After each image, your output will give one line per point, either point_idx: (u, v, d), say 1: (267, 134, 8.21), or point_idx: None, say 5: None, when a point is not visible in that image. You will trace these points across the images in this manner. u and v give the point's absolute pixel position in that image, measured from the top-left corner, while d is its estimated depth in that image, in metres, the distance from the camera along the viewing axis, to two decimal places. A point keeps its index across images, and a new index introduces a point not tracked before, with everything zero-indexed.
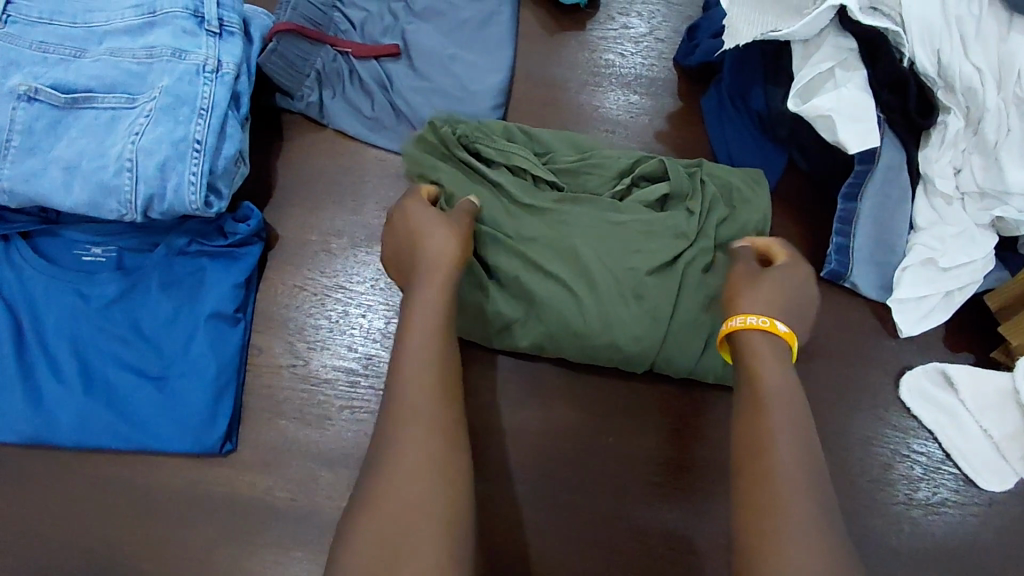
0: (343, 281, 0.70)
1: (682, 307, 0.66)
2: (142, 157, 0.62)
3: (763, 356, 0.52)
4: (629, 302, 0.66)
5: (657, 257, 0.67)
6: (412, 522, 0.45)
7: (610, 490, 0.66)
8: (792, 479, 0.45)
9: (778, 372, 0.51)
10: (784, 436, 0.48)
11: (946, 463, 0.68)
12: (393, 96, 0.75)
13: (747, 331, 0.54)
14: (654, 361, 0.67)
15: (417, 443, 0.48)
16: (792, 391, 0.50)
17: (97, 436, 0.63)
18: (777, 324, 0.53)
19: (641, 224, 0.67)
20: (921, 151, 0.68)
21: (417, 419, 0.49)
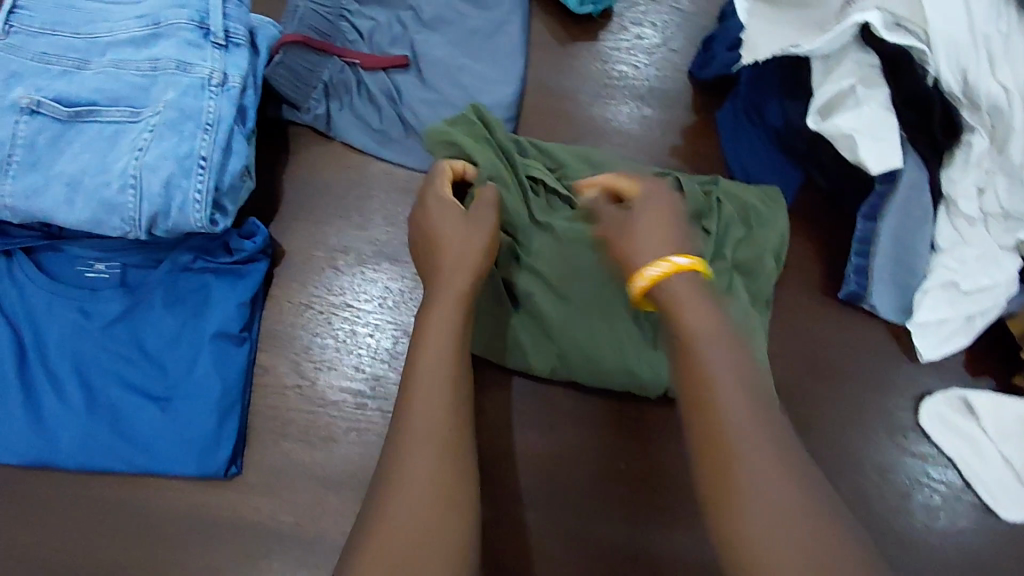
0: (350, 299, 0.69)
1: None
2: (146, 174, 0.61)
3: (691, 307, 0.48)
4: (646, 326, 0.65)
5: None
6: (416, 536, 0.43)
7: (622, 516, 0.64)
8: (746, 438, 0.41)
9: (703, 312, 0.47)
10: (731, 392, 0.43)
11: (966, 491, 0.67)
12: (402, 109, 0.74)
13: (657, 282, 0.50)
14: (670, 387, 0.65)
15: (420, 457, 0.47)
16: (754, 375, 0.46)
17: (99, 457, 0.62)
18: (676, 260, 0.51)
19: None
20: (944, 171, 0.67)
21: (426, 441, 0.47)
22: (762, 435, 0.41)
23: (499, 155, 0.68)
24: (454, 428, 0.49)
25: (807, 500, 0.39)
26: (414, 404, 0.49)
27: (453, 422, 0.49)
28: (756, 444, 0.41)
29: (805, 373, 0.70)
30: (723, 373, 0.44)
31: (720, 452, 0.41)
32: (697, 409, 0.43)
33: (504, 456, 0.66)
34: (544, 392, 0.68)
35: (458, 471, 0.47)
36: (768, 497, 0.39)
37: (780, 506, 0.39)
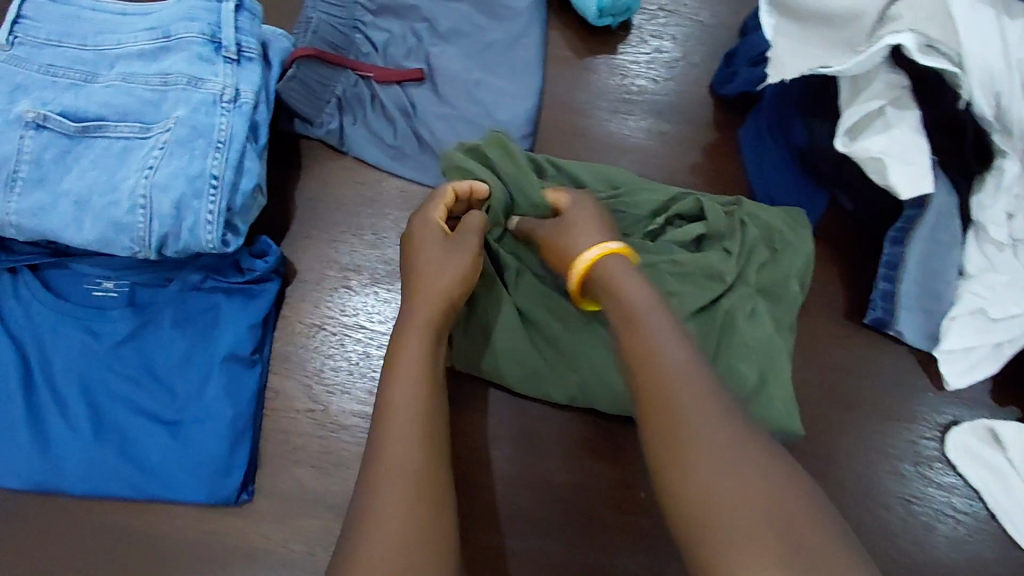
0: (363, 320, 0.67)
1: (721, 357, 0.63)
2: (156, 194, 0.59)
3: (635, 290, 0.50)
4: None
5: (692, 304, 0.64)
6: (393, 540, 0.43)
7: (640, 548, 0.62)
8: (694, 413, 0.41)
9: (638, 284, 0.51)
10: (679, 370, 0.44)
11: (991, 524, 0.65)
12: (417, 124, 0.72)
13: (596, 263, 0.55)
14: None
15: (401, 464, 0.46)
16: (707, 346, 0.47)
17: (106, 483, 0.60)
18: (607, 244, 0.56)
19: (676, 269, 0.65)
20: (973, 198, 0.65)
21: (413, 461, 0.47)
22: (713, 409, 0.42)
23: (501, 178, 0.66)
24: (430, 466, 0.47)
25: (758, 465, 0.39)
26: (396, 404, 0.49)
27: (427, 448, 0.48)
28: (707, 419, 0.41)
29: (827, 399, 0.68)
30: (670, 353, 0.45)
31: (671, 431, 0.41)
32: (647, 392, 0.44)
33: (520, 483, 0.64)
34: (561, 417, 0.66)
35: (430, 505, 0.46)
36: (724, 472, 0.39)
37: (733, 474, 0.39)
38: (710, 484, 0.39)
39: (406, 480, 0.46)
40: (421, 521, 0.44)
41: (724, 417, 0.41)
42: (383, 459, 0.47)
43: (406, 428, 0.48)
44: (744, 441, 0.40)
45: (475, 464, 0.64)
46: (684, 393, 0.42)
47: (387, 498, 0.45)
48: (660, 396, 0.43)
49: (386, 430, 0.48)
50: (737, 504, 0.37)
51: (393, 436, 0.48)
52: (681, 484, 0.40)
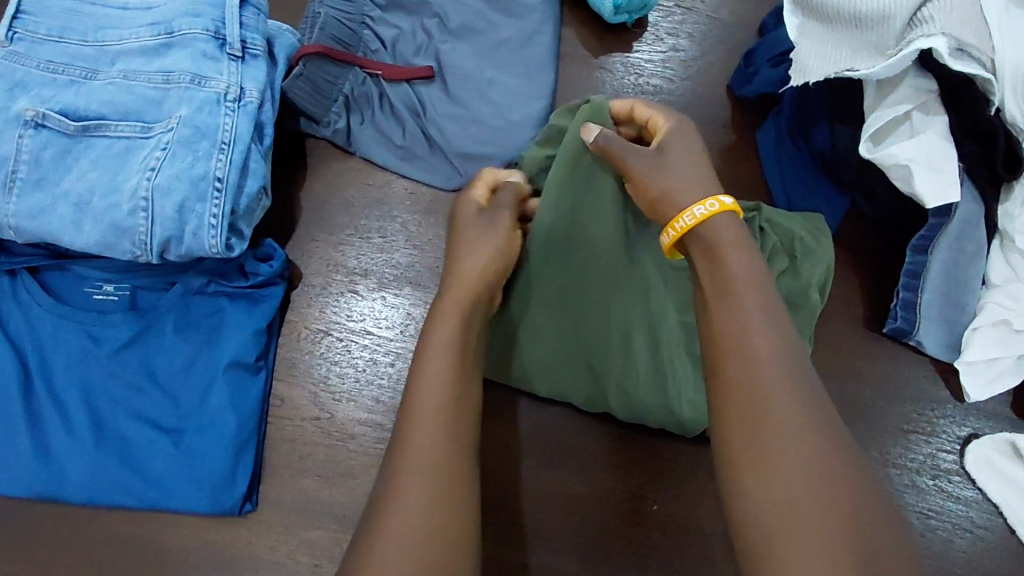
0: (370, 326, 0.66)
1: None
2: (159, 197, 0.58)
3: (738, 264, 0.47)
4: (688, 365, 0.61)
5: None
6: (415, 523, 0.43)
7: (651, 560, 0.61)
8: (780, 409, 0.41)
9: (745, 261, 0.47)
10: (772, 364, 0.42)
11: (1010, 540, 0.64)
12: (426, 123, 0.70)
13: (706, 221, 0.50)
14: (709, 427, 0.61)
15: (420, 448, 0.46)
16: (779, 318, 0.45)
17: (108, 492, 0.59)
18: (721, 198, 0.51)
19: None
20: (1001, 205, 0.63)
21: (436, 448, 0.46)
22: (796, 406, 0.41)
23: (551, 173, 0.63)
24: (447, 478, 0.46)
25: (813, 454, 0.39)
26: (422, 384, 0.49)
27: (445, 437, 0.47)
28: (791, 418, 0.40)
29: (844, 411, 0.67)
30: (762, 343, 0.43)
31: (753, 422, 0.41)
32: (734, 376, 0.43)
33: (532, 494, 0.62)
34: (574, 427, 0.64)
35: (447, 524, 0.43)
36: (794, 469, 0.39)
37: (792, 461, 0.39)
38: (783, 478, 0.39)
39: (427, 468, 0.45)
40: (443, 511, 0.44)
41: (804, 416, 0.40)
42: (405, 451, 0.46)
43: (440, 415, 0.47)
44: (822, 448, 0.39)
45: (484, 473, 0.63)
46: (774, 390, 0.41)
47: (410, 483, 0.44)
48: (750, 384, 0.42)
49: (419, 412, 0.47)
50: (796, 502, 0.38)
51: (422, 425, 0.47)
52: (752, 473, 0.40)
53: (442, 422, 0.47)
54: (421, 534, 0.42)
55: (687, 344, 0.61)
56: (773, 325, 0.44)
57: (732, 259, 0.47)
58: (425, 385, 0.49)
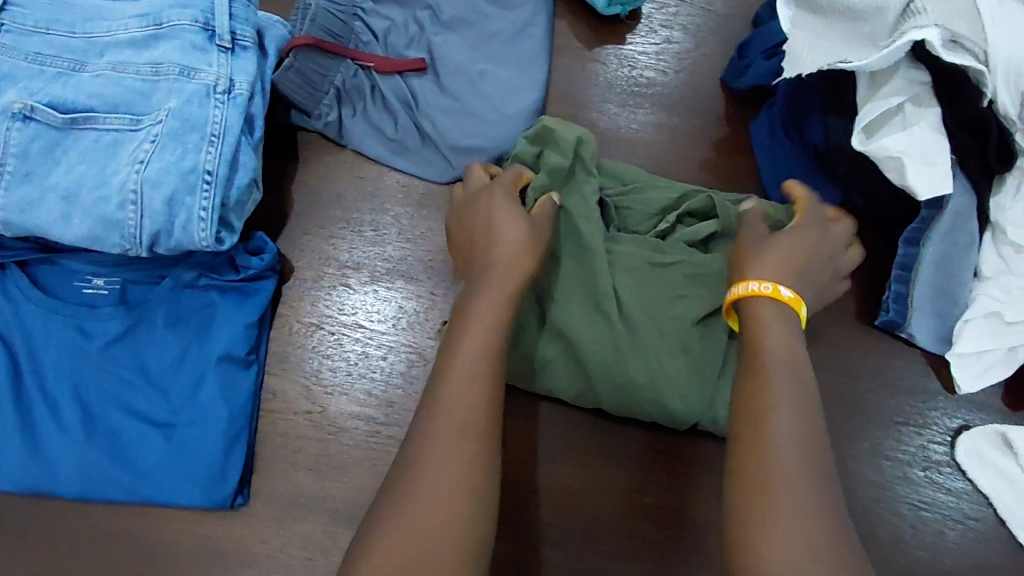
0: (362, 320, 0.66)
1: (730, 363, 0.62)
2: (148, 189, 0.57)
3: (774, 328, 0.50)
4: (680, 361, 0.61)
5: (704, 305, 0.62)
6: (439, 503, 0.45)
7: (643, 552, 0.61)
8: (791, 452, 0.44)
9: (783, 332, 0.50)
10: (791, 411, 0.46)
11: (1001, 532, 0.64)
12: (418, 116, 0.69)
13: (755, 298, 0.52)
14: (699, 420, 0.61)
15: (452, 427, 0.48)
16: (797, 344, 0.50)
17: (99, 486, 0.59)
18: (780, 290, 0.52)
19: (688, 267, 0.63)
20: (994, 197, 0.64)
21: (467, 424, 0.48)
22: (804, 446, 0.44)
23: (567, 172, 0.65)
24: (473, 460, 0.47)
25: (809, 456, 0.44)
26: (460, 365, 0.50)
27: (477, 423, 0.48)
28: (799, 462, 0.44)
29: (837, 403, 0.67)
30: (784, 392, 0.47)
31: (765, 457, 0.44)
32: (753, 413, 0.47)
33: (528, 487, 0.63)
34: (568, 420, 0.65)
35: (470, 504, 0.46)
36: (792, 486, 0.43)
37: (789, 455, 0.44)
38: (786, 515, 0.42)
39: (461, 446, 0.47)
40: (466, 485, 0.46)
41: (812, 466, 0.44)
42: (434, 430, 0.48)
43: (472, 395, 0.49)
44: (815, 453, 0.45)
45: None
46: (788, 434, 0.45)
47: (440, 467, 0.46)
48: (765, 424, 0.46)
49: (446, 393, 0.49)
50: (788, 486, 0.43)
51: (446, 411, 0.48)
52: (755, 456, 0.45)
53: (469, 405, 0.49)
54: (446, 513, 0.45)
55: (678, 338, 0.61)
56: (798, 379, 0.48)
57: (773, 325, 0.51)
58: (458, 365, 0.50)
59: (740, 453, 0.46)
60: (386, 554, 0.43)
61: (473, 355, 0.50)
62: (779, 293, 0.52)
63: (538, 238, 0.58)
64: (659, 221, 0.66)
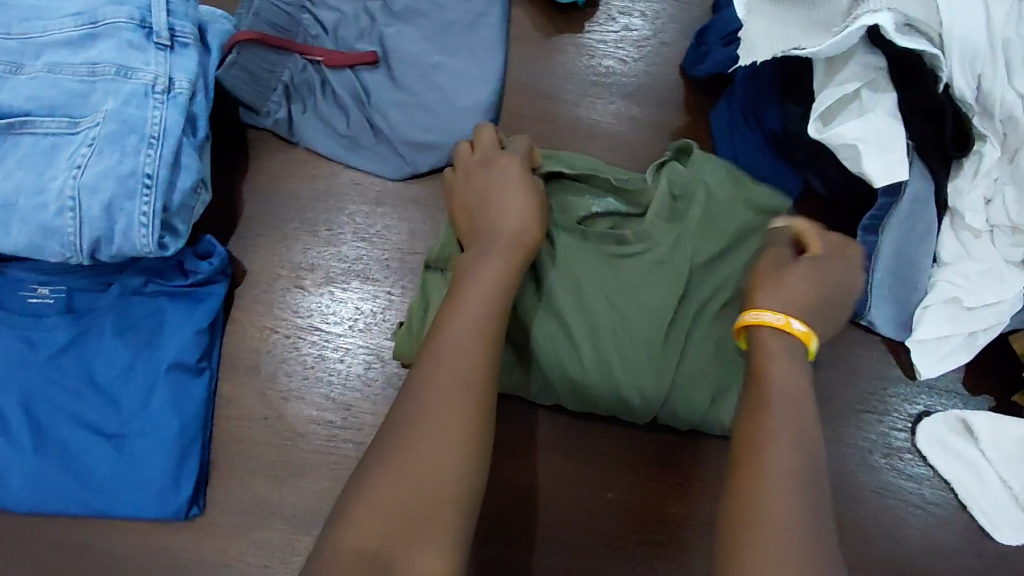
0: (318, 322, 0.64)
1: (698, 357, 0.60)
2: (85, 195, 0.56)
3: (779, 376, 0.48)
4: (640, 346, 0.59)
5: (670, 296, 0.60)
6: (434, 480, 0.43)
7: (607, 546, 0.61)
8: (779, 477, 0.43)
9: (789, 368, 0.48)
10: (787, 470, 0.43)
11: (962, 516, 0.64)
12: (370, 111, 0.68)
13: (765, 327, 0.50)
14: (658, 413, 0.61)
15: (450, 397, 0.45)
16: (800, 379, 0.48)
17: (50, 501, 0.58)
18: (792, 323, 0.50)
19: (655, 255, 0.61)
20: (952, 182, 0.64)
21: (454, 401, 0.45)
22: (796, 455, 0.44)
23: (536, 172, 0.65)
24: (468, 434, 0.45)
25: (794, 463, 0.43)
26: (458, 328, 0.49)
27: (472, 388, 0.46)
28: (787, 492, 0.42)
29: None
30: (784, 458, 0.43)
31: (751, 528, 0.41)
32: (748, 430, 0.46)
33: (492, 487, 0.63)
34: (530, 419, 0.65)
35: (460, 467, 0.44)
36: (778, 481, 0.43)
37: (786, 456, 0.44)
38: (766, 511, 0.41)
39: (467, 406, 0.46)
40: (476, 444, 0.45)
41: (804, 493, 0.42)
42: (429, 399, 0.45)
43: (472, 361, 0.47)
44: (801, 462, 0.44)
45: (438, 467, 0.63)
46: (779, 496, 0.42)
47: (435, 426, 0.44)
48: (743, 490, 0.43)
49: (448, 357, 0.47)
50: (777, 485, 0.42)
51: (446, 372, 0.46)
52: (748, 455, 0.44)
53: (476, 370, 0.47)
54: (454, 476, 0.43)
55: (641, 336, 0.59)
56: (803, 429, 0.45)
57: (781, 367, 0.48)
58: (454, 335, 0.48)
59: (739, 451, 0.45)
60: (375, 508, 0.41)
61: (468, 324, 0.49)
62: (760, 320, 0.50)
63: (516, 220, 0.56)
64: (596, 202, 0.65)
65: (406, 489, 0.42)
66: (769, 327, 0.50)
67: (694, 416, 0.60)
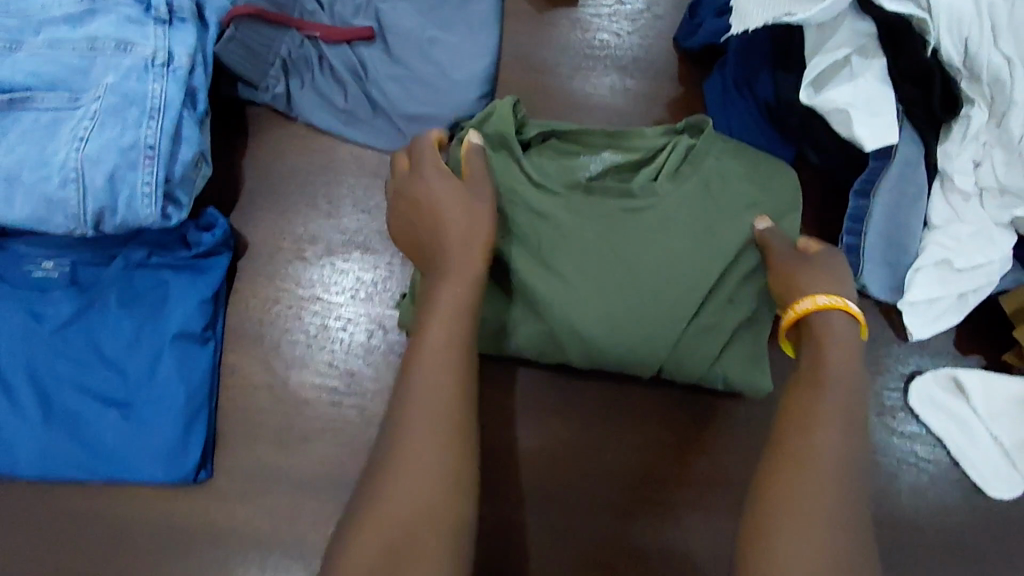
0: (320, 292, 0.65)
1: (703, 312, 0.62)
2: (88, 167, 0.56)
3: (837, 365, 0.53)
4: (647, 299, 0.61)
5: (674, 256, 0.62)
6: (423, 499, 0.46)
7: (609, 507, 0.63)
8: (825, 476, 0.47)
9: (844, 357, 0.53)
10: (825, 466, 0.48)
11: (954, 472, 0.66)
12: (368, 86, 0.69)
13: (823, 311, 0.55)
14: (664, 363, 0.62)
15: (433, 418, 0.48)
16: (851, 371, 0.53)
17: (60, 469, 0.59)
18: (850, 305, 0.56)
19: (659, 217, 0.63)
20: (941, 146, 0.64)
21: (435, 422, 0.48)
22: (838, 461, 0.48)
23: (536, 135, 0.67)
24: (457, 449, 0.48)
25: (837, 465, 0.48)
26: (432, 346, 0.51)
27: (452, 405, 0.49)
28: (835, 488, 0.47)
29: None
30: (821, 454, 0.49)
31: (795, 499, 0.47)
32: (796, 427, 0.51)
33: (489, 452, 0.64)
34: (523, 384, 0.66)
35: (444, 486, 0.47)
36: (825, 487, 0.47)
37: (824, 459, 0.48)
38: (817, 514, 0.46)
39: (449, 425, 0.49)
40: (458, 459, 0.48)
41: (843, 493, 0.47)
42: (414, 421, 0.48)
43: (450, 379, 0.50)
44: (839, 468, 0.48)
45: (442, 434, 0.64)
46: (828, 490, 0.47)
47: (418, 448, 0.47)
48: (781, 488, 0.48)
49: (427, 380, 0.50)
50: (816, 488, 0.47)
51: (428, 393, 0.49)
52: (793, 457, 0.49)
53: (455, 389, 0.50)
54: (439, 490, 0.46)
55: (649, 288, 0.61)
56: (844, 424, 0.50)
57: (835, 351, 0.54)
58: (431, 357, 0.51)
59: (785, 446, 0.50)
60: (369, 529, 0.45)
61: (442, 343, 0.51)
62: (810, 307, 0.55)
63: None
64: (592, 160, 0.67)
65: (396, 510, 0.46)
66: (828, 310, 0.55)
67: (698, 370, 0.62)
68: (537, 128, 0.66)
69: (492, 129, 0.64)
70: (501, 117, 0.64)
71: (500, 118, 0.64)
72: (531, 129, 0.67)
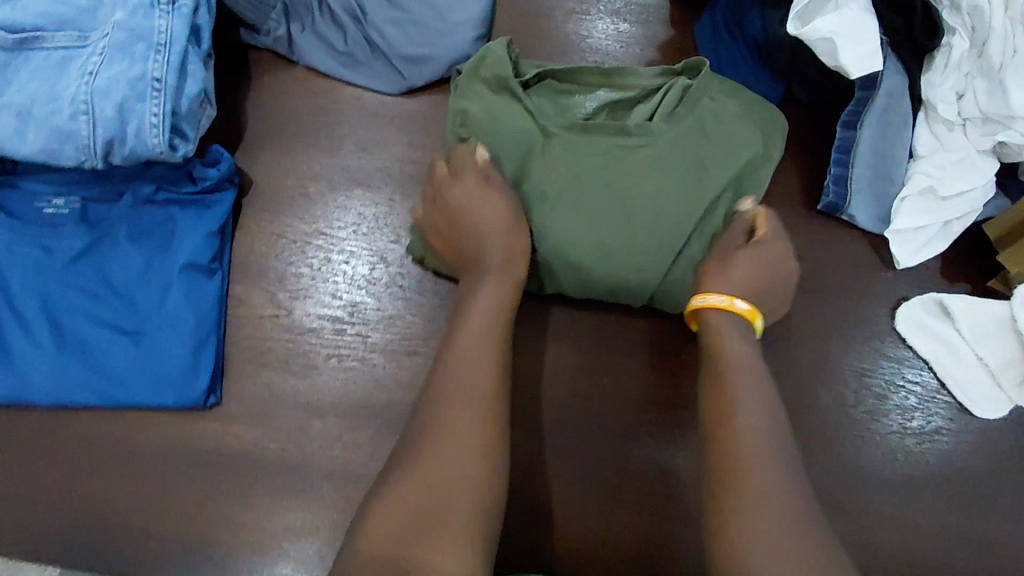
0: (323, 227, 0.67)
1: (693, 244, 0.64)
2: (98, 99, 0.58)
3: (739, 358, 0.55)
4: (639, 229, 0.63)
5: (665, 188, 0.63)
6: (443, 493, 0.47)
7: (607, 431, 0.65)
8: (763, 464, 0.47)
9: (740, 346, 0.56)
10: (764, 451, 0.48)
11: (941, 393, 0.68)
12: (367, 29, 0.69)
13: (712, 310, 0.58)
14: (654, 293, 0.65)
15: (454, 423, 0.50)
16: (753, 360, 0.55)
17: (74, 395, 0.61)
18: (735, 302, 0.58)
19: (652, 153, 0.64)
20: (924, 75, 0.67)
21: (448, 423, 0.50)
22: (772, 443, 0.49)
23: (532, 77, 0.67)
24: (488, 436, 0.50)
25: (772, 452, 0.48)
26: (453, 356, 0.54)
27: (471, 399, 0.51)
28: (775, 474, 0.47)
29: None
30: (751, 442, 0.49)
31: (729, 507, 0.46)
32: (722, 419, 0.51)
33: None
34: (522, 313, 0.68)
35: (462, 474, 0.48)
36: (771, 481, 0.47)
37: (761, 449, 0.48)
38: (755, 505, 0.46)
39: (472, 422, 0.50)
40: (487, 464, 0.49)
41: (786, 476, 0.47)
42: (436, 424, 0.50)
43: (468, 384, 0.52)
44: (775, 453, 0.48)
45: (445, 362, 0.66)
46: (765, 476, 0.47)
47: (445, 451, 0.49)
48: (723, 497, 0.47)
49: (448, 388, 0.52)
50: (760, 476, 0.47)
51: (444, 396, 0.52)
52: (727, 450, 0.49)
53: (473, 389, 0.52)
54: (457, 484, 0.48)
55: (641, 218, 0.63)
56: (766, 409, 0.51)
57: (734, 344, 0.56)
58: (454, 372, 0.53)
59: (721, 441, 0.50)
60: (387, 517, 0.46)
61: (470, 351, 0.54)
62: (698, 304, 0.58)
63: None
64: (587, 98, 0.68)
65: (414, 503, 0.46)
66: (716, 309, 0.58)
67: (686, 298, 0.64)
68: (531, 69, 0.68)
69: (490, 72, 0.65)
70: (495, 58, 0.64)
71: (495, 59, 0.64)
72: (528, 70, 0.68)
